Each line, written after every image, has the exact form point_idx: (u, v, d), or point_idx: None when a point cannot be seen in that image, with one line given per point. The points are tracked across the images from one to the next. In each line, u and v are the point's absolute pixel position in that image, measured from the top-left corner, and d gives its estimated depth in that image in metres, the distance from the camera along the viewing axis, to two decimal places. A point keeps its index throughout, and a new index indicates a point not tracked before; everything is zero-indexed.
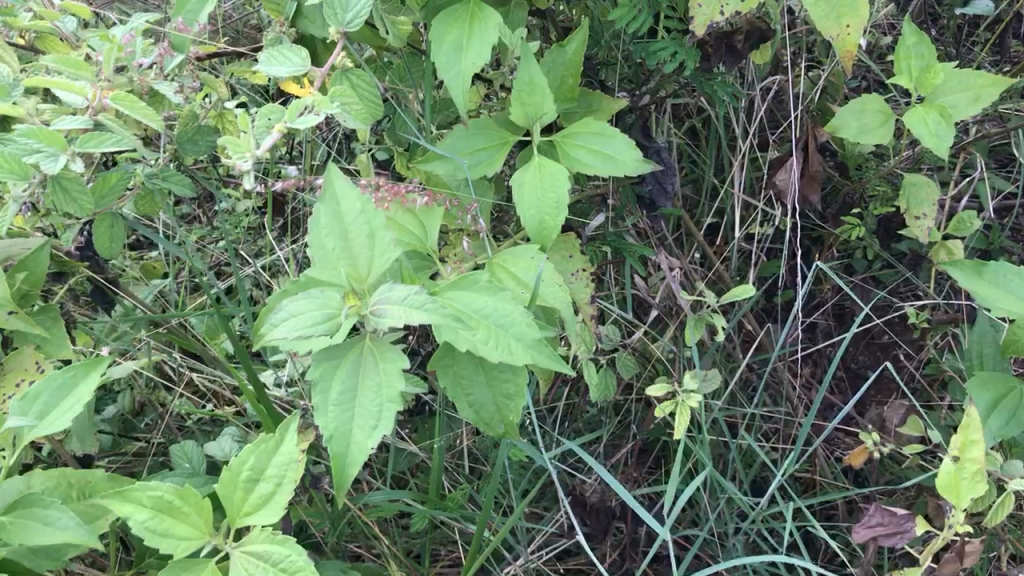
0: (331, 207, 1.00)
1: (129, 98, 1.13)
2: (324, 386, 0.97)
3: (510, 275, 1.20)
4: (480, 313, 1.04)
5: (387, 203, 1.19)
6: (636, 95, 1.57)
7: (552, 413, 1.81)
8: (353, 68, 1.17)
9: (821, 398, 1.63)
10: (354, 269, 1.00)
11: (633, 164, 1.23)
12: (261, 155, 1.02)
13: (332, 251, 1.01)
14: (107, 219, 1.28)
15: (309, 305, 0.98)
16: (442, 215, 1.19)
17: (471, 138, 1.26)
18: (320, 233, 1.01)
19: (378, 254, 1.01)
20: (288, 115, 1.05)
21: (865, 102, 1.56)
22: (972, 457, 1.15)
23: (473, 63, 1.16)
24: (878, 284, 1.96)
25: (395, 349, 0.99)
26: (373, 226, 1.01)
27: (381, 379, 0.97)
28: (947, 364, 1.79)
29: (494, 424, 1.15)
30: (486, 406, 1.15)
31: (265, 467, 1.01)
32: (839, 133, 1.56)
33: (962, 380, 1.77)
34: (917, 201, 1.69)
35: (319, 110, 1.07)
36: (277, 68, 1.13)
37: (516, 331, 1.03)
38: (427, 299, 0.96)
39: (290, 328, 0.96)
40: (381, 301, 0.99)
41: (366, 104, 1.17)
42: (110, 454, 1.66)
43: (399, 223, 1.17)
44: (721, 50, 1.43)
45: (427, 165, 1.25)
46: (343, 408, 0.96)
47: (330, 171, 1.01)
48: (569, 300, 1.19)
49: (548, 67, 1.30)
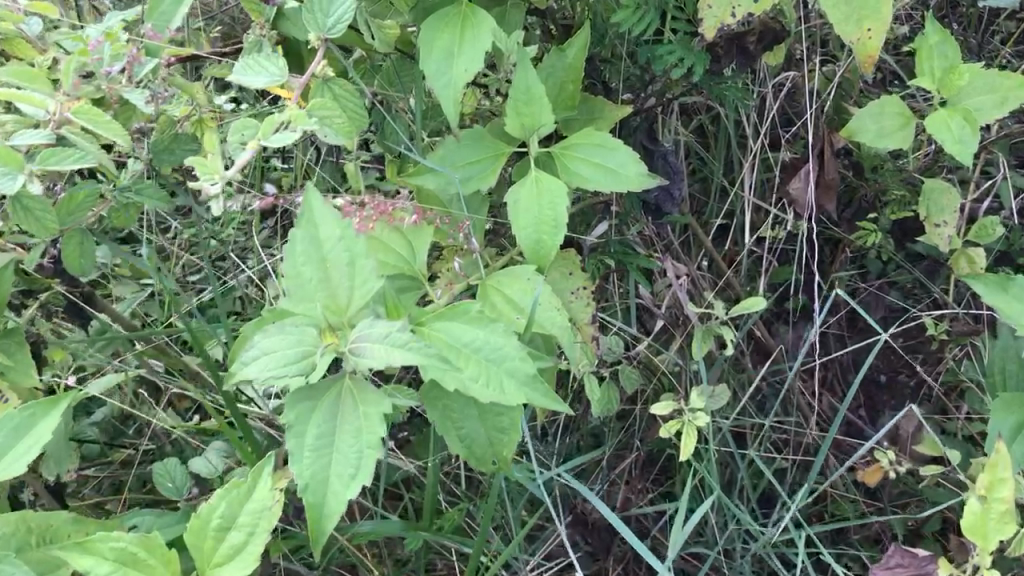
0: (308, 232, 0.92)
1: (93, 111, 1.06)
2: (300, 429, 0.89)
3: (504, 299, 1.12)
4: (470, 346, 0.97)
5: (373, 221, 1.10)
6: (641, 97, 1.48)
7: (552, 426, 1.73)
8: (336, 77, 1.09)
9: (842, 417, 1.50)
10: (333, 300, 0.93)
11: (638, 179, 1.15)
12: (233, 177, 0.93)
13: (310, 280, 0.93)
14: (76, 236, 1.21)
15: (283, 342, 0.91)
16: (432, 235, 1.11)
17: (465, 150, 1.17)
18: (297, 261, 0.93)
19: (358, 284, 0.93)
20: (263, 131, 0.97)
21: (884, 104, 1.47)
22: (1000, 497, 1.08)
23: (465, 72, 1.07)
24: (894, 289, 1.87)
25: (376, 390, 0.91)
26: (354, 253, 0.93)
27: (361, 424, 0.89)
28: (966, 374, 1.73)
29: (486, 461, 1.08)
30: (478, 440, 1.07)
31: (236, 515, 0.94)
32: (856, 138, 1.47)
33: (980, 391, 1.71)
34: (938, 207, 1.61)
35: (295, 126, 0.99)
36: (253, 78, 1.05)
37: (509, 366, 0.95)
38: (411, 338, 0.88)
39: (263, 366, 0.89)
40: (361, 338, 0.91)
41: (350, 115, 1.10)
42: (96, 463, 1.60)
43: (384, 242, 1.09)
44: (730, 52, 1.36)
45: (417, 179, 1.17)
46: (320, 454, 0.88)
47: (308, 193, 0.93)
48: (569, 327, 1.10)
49: (547, 73, 1.22)
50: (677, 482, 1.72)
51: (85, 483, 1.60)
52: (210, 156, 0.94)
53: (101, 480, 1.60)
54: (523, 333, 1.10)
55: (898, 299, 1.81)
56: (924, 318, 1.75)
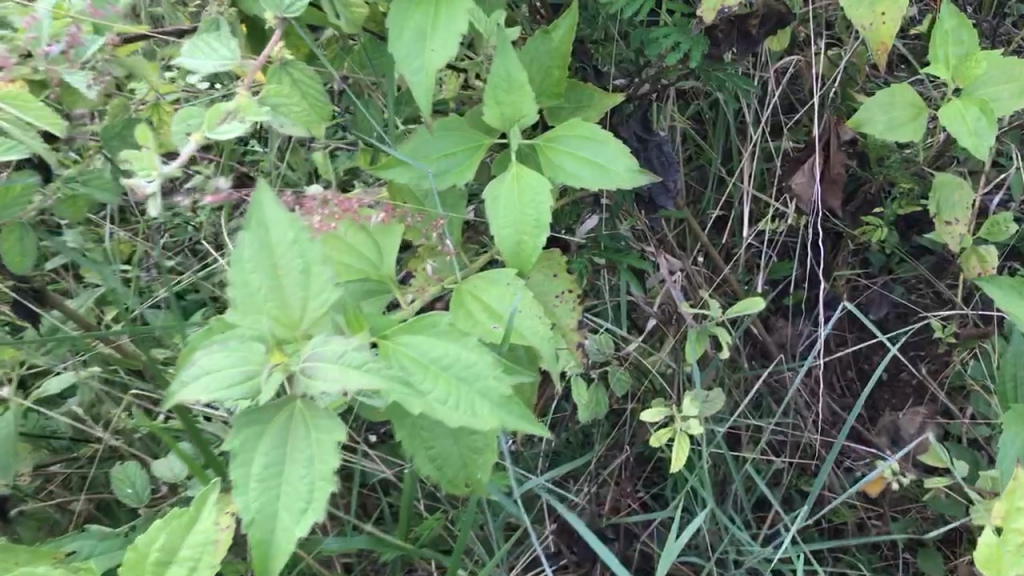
0: (258, 236, 0.82)
1: (23, 97, 0.97)
2: (246, 456, 0.80)
3: (479, 305, 1.03)
4: (439, 363, 0.87)
5: (335, 219, 1.00)
6: (635, 83, 1.38)
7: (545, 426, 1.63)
8: (293, 60, 1.00)
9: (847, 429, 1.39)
10: (285, 313, 0.83)
11: (627, 176, 1.05)
12: (172, 172, 0.83)
13: (258, 289, 0.83)
14: (17, 231, 1.11)
15: (227, 361, 0.82)
16: (403, 237, 1.01)
17: (439, 142, 1.07)
18: (245, 269, 0.83)
19: (313, 294, 0.84)
20: (207, 122, 0.87)
21: (894, 92, 1.37)
22: (1017, 528, 1.00)
23: (438, 56, 0.97)
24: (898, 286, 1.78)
25: (331, 415, 0.82)
26: (309, 260, 0.83)
27: (315, 452, 0.80)
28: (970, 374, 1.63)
29: (457, 484, 0.99)
30: (450, 460, 0.98)
31: (178, 548, 0.85)
32: (864, 129, 1.37)
33: (984, 391, 1.61)
34: (949, 204, 1.51)
35: (245, 117, 0.89)
36: (201, 62, 0.95)
37: (481, 386, 0.86)
38: (369, 359, 0.78)
39: (203, 388, 0.79)
40: (314, 356, 0.81)
41: (310, 105, 1.01)
42: (62, 460, 1.50)
43: (349, 244, 1.00)
44: (731, 36, 1.26)
45: (386, 172, 1.07)
46: (269, 485, 0.79)
47: (259, 191, 0.83)
48: (549, 338, 1.01)
49: (530, 58, 1.12)
50: (669, 489, 1.63)
51: (50, 479, 1.50)
52: (147, 149, 0.84)
53: (68, 476, 1.50)
54: (500, 344, 1.01)
55: (902, 298, 1.72)
56: (931, 319, 1.66)
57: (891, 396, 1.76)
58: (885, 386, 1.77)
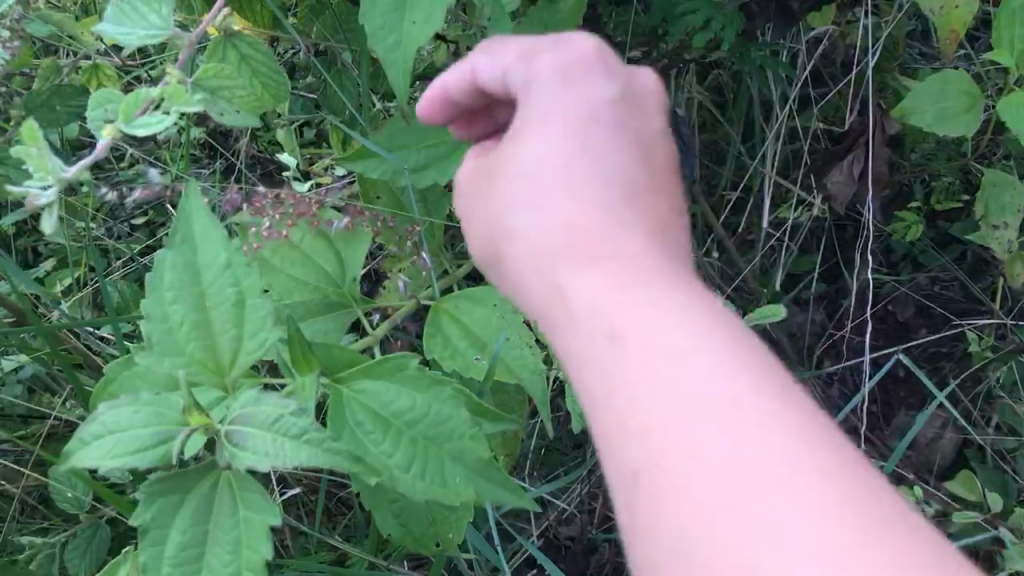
0: (183, 259, 0.67)
1: None
2: (158, 535, 0.64)
3: (460, 330, 0.87)
4: (400, 418, 0.72)
5: (290, 221, 0.85)
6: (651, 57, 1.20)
7: (553, 452, 1.28)
8: (242, 33, 0.89)
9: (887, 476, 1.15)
10: (212, 355, 0.68)
11: None
12: (72, 179, 0.68)
13: (179, 326, 0.67)
14: None
15: (135, 417, 0.66)
16: (367, 246, 0.88)
17: (417, 131, 0.90)
18: (163, 301, 0.67)
19: (247, 333, 0.68)
20: (122, 111, 0.71)
21: (948, 77, 1.10)
22: None
23: (416, 31, 0.78)
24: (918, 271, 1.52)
25: (264, 488, 0.66)
26: (242, 289, 0.67)
27: (240, 534, 0.65)
28: (996, 376, 1.40)
29: (426, 542, 0.83)
30: (418, 516, 0.82)
31: None
32: (909, 120, 1.11)
33: (1015, 402, 1.38)
34: (999, 205, 1.23)
35: (171, 105, 0.73)
36: (125, 31, 0.80)
37: (454, 448, 0.71)
38: (311, 429, 0.62)
39: (104, 452, 0.63)
40: (243, 418, 0.65)
41: (261, 84, 0.89)
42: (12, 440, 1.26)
43: (305, 254, 0.85)
44: (768, 10, 1.13)
45: (354, 165, 0.90)
46: (185, 572, 0.64)
47: (184, 201, 0.66)
48: (542, 376, 0.84)
49: (532, 31, 0.94)
50: None
51: None
52: (39, 146, 0.67)
53: (11, 466, 1.24)
54: (482, 379, 0.85)
55: (921, 295, 1.48)
56: (966, 328, 1.44)
57: (908, 393, 1.47)
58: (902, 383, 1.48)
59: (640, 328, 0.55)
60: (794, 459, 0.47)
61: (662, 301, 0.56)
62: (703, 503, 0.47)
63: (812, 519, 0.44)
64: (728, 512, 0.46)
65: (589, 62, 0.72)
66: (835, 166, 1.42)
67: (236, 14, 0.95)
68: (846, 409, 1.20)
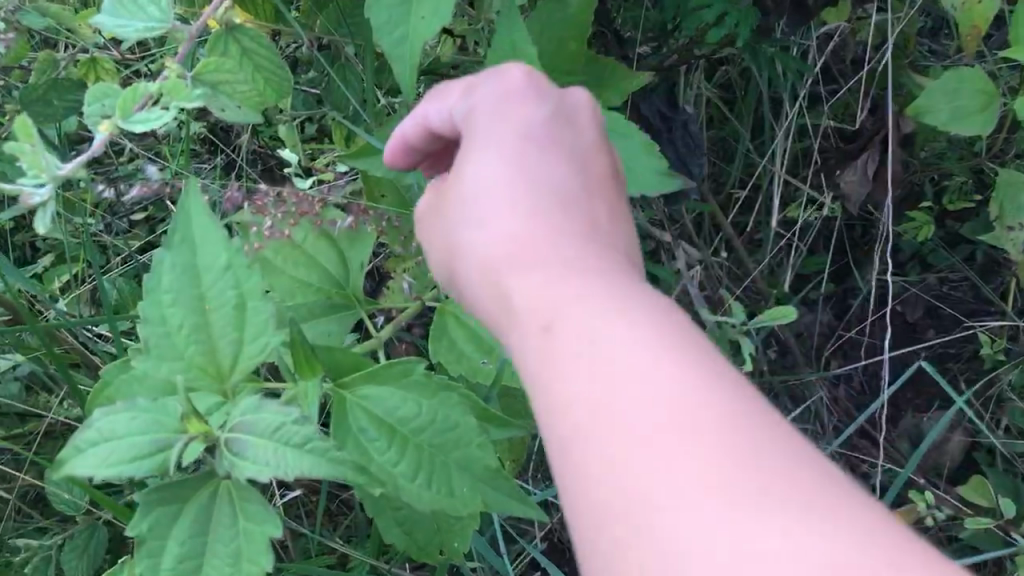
0: (182, 260, 0.64)
1: None
2: (155, 546, 0.62)
3: (466, 332, 0.84)
4: (406, 425, 0.69)
5: (292, 220, 0.84)
6: (660, 53, 1.17)
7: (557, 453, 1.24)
8: (242, 26, 0.87)
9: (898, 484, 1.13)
10: (212, 360, 0.66)
11: (657, 181, 0.82)
12: (67, 176, 0.66)
13: (178, 329, 0.65)
14: None
15: (132, 424, 0.63)
16: (372, 247, 0.86)
17: None
18: (162, 303, 0.65)
19: (248, 337, 0.66)
20: (120, 106, 0.69)
21: (963, 75, 1.07)
22: None
23: (423, 26, 0.75)
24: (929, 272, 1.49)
25: (265, 499, 0.64)
26: (243, 292, 0.65)
27: (240, 546, 0.63)
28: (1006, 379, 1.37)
29: (430, 551, 0.81)
30: (422, 524, 0.80)
31: None
32: (923, 120, 1.07)
33: None
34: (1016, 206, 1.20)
35: (170, 101, 0.71)
36: (123, 24, 0.78)
37: (462, 456, 0.69)
38: (314, 438, 0.60)
39: (99, 461, 0.61)
40: (244, 426, 0.63)
41: (262, 80, 0.87)
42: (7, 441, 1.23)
43: (309, 254, 0.82)
44: (783, 6, 1.10)
45: (358, 163, 0.87)
46: None
47: (184, 200, 0.64)
48: None
49: (542, 26, 0.92)
50: None
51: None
52: (32, 142, 0.65)
53: (7, 468, 1.21)
54: (490, 384, 0.83)
55: (930, 297, 1.46)
56: (978, 330, 1.41)
57: (919, 396, 1.45)
58: (912, 385, 1.46)
59: (567, 317, 0.54)
60: (712, 432, 0.46)
61: (596, 299, 0.55)
62: (623, 483, 0.46)
63: (730, 488, 0.43)
64: (649, 484, 0.45)
65: (525, 84, 0.71)
66: (847, 165, 1.39)
67: (238, 7, 0.93)
68: (861, 418, 1.17)
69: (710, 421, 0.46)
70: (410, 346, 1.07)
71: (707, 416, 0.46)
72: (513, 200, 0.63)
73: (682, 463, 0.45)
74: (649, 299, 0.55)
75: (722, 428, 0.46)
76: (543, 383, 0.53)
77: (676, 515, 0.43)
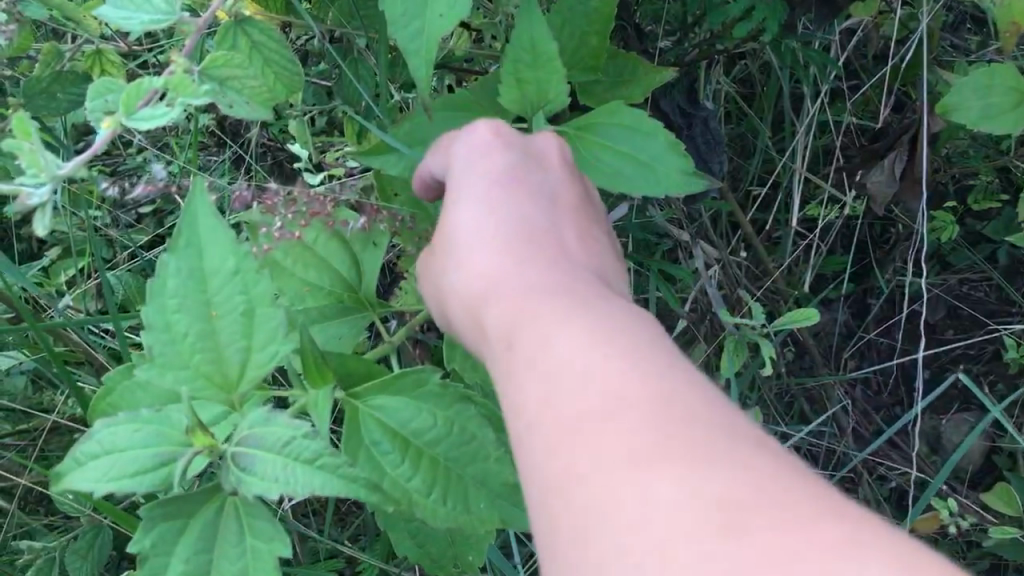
0: (188, 264, 0.61)
1: None
2: (159, 564, 0.59)
3: None
4: (420, 439, 0.67)
5: (303, 221, 0.80)
6: (680, 47, 1.14)
7: None
8: (252, 19, 0.84)
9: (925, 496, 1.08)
10: (219, 369, 0.63)
11: (685, 181, 0.78)
12: (67, 175, 0.63)
13: (183, 337, 0.62)
14: None
15: (134, 436, 0.61)
16: (385, 249, 0.83)
17: (439, 127, 0.83)
18: (166, 309, 0.62)
19: (256, 346, 0.63)
20: (124, 101, 0.66)
21: (997, 68, 0.97)
22: None
23: (441, 21, 0.72)
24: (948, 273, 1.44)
25: (273, 515, 0.61)
26: (252, 298, 0.62)
27: (248, 563, 0.60)
28: None
29: (443, 563, 0.78)
30: (435, 536, 0.77)
31: None
32: (951, 119, 0.99)
33: None
34: None
35: (175, 97, 0.67)
36: (128, 16, 0.75)
37: (478, 470, 0.66)
38: (325, 454, 0.57)
39: (101, 474, 0.59)
40: (250, 440, 0.60)
41: (273, 75, 0.84)
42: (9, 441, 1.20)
43: (320, 255, 0.81)
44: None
45: (370, 162, 0.81)
46: None
47: (190, 202, 0.61)
48: None
49: (561, 21, 0.88)
50: None
51: None
52: (31, 140, 0.62)
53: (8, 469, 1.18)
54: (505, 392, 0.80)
55: (953, 299, 1.42)
56: (1004, 333, 1.35)
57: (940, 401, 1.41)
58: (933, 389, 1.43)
59: (524, 326, 0.59)
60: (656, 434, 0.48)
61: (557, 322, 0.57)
62: (576, 487, 0.48)
63: (651, 462, 0.46)
64: (581, 464, 0.48)
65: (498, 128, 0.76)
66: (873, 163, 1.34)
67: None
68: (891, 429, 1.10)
69: (639, 405, 0.50)
70: (423, 349, 1.04)
71: (638, 402, 0.50)
72: (487, 240, 0.67)
73: (612, 445, 0.48)
74: (603, 306, 0.59)
75: (651, 406, 0.49)
76: (510, 395, 0.56)
77: (599, 481, 0.47)
